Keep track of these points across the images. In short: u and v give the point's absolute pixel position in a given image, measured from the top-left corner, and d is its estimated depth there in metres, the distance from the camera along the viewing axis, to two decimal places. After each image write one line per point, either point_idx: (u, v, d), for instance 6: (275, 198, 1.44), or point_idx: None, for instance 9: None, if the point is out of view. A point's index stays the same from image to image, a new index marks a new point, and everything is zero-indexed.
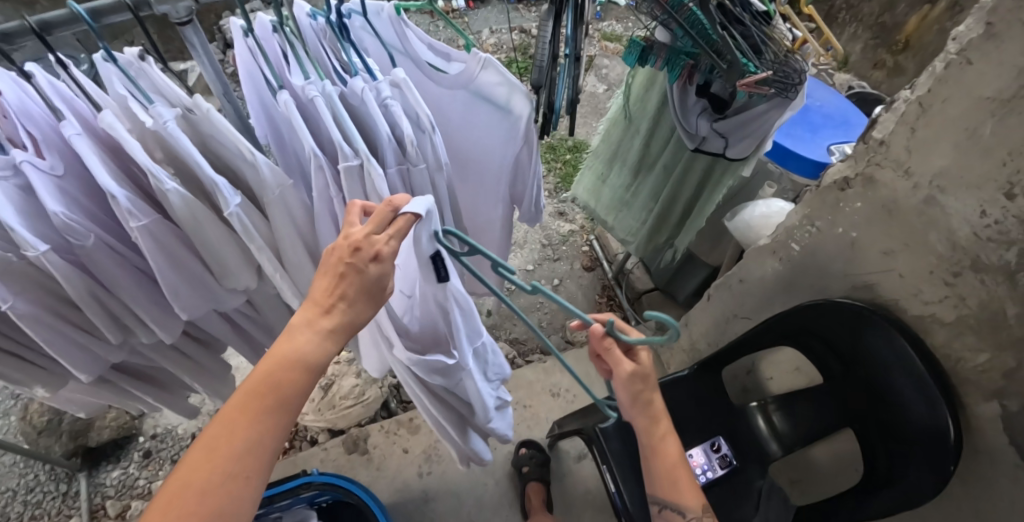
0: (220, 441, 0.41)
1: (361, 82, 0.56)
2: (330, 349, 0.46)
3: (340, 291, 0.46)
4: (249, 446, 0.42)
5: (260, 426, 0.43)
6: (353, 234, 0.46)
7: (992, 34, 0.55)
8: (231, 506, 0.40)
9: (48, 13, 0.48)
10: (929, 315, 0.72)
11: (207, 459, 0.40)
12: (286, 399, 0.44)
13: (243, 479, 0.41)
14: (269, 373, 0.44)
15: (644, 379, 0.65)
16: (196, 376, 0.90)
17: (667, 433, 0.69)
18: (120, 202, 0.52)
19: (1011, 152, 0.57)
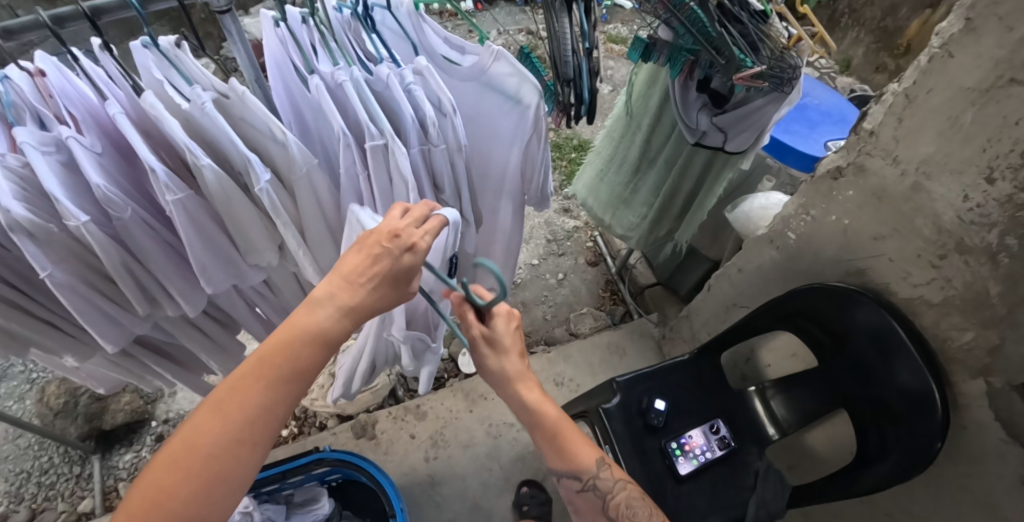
0: (232, 403, 0.43)
1: (386, 69, 0.61)
2: (348, 327, 0.48)
3: (371, 273, 0.49)
4: (260, 412, 0.44)
5: (272, 393, 0.45)
6: (395, 224, 0.50)
7: (971, 28, 0.58)
8: (235, 466, 0.43)
9: (101, 0, 0.53)
10: (917, 297, 0.75)
11: (217, 417, 0.43)
12: (300, 371, 0.46)
13: (249, 443, 0.43)
14: (285, 343, 0.45)
15: (495, 343, 0.66)
16: (214, 355, 0.95)
17: (539, 402, 0.68)
18: (159, 176, 0.57)
19: (990, 139, 0.60)
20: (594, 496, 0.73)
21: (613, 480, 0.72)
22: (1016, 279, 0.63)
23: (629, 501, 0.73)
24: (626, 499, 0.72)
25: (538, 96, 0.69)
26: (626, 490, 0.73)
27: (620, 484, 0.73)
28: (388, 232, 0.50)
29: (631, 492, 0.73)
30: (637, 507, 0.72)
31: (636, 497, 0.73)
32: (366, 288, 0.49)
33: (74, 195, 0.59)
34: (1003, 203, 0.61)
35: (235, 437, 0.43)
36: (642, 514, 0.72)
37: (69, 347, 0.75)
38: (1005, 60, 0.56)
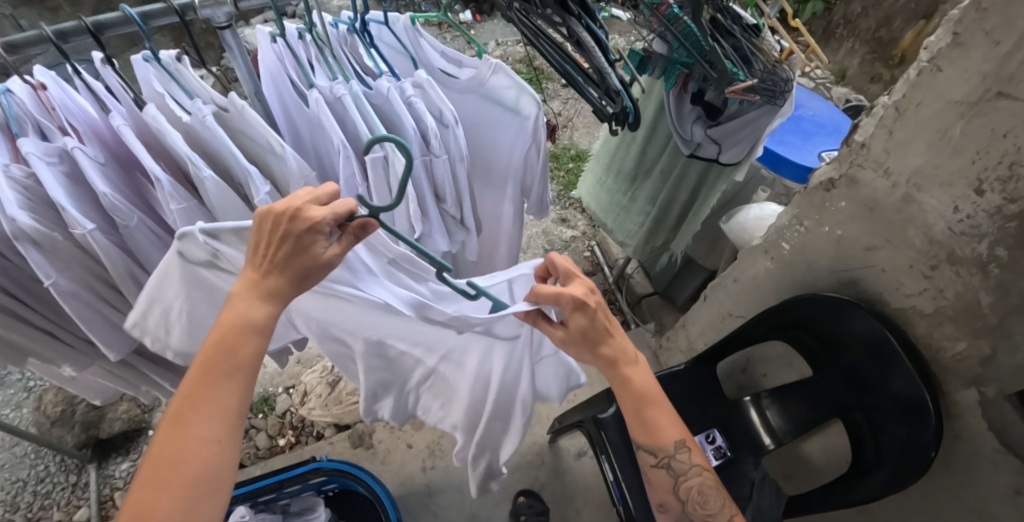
0: (186, 412, 0.44)
1: (386, 83, 0.62)
2: (274, 311, 0.47)
3: (277, 257, 0.46)
4: (214, 411, 0.45)
5: (221, 390, 0.45)
6: (288, 203, 0.46)
7: (958, 43, 0.59)
8: (210, 468, 0.44)
9: (105, 15, 0.53)
10: (909, 307, 0.76)
11: (176, 432, 0.43)
12: (241, 363, 0.46)
13: (214, 442, 0.44)
14: (218, 346, 0.46)
15: (581, 308, 0.55)
16: None
17: (626, 372, 0.61)
18: (163, 185, 0.57)
19: (979, 151, 0.61)
20: (666, 474, 0.68)
21: (690, 464, 0.67)
22: (1006, 289, 0.63)
23: (701, 488, 0.68)
24: (700, 485, 0.68)
25: (536, 106, 0.69)
26: (701, 477, 0.68)
27: (698, 469, 0.67)
28: (280, 209, 0.46)
29: (705, 479, 0.68)
30: (711, 496, 0.68)
31: (709, 483, 0.68)
32: (278, 270, 0.47)
33: (80, 204, 0.59)
34: (992, 214, 0.62)
35: (197, 442, 0.43)
36: (714, 503, 0.67)
37: (68, 357, 0.75)
38: (992, 73, 0.57)
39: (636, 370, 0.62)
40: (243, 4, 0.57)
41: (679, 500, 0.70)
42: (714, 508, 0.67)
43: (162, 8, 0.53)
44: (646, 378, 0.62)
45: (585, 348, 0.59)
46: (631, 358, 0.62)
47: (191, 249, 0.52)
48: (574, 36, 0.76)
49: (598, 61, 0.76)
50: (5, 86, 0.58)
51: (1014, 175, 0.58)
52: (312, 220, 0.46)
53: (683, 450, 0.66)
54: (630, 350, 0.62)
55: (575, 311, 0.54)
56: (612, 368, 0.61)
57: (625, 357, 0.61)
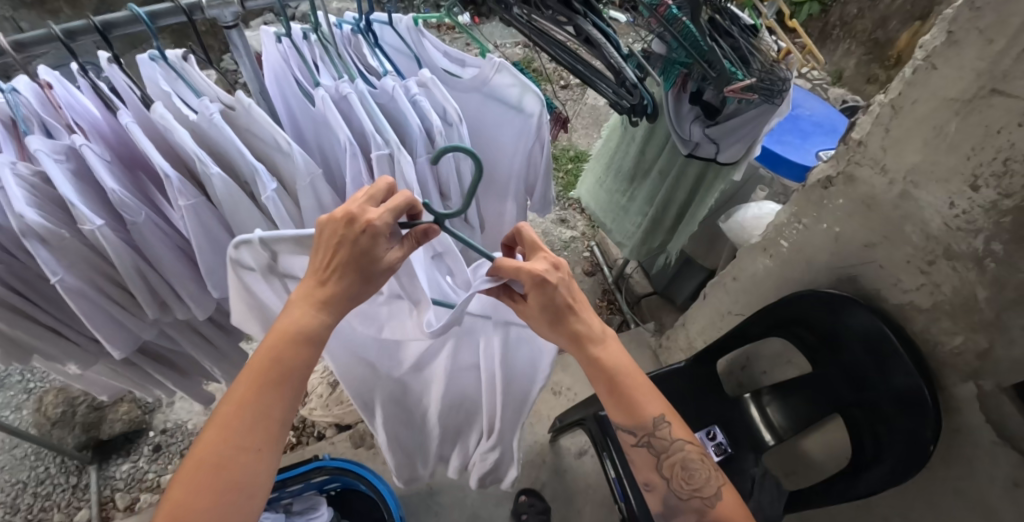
0: (231, 416, 0.45)
1: (391, 81, 0.63)
2: (325, 321, 0.49)
3: (337, 263, 0.47)
4: (257, 418, 0.46)
5: (266, 398, 0.47)
6: (350, 208, 0.47)
7: (953, 41, 0.60)
8: (246, 475, 0.45)
9: (112, 14, 0.54)
10: (907, 302, 0.77)
11: (222, 433, 0.45)
12: (289, 372, 0.48)
13: (254, 449, 0.45)
14: (272, 353, 0.47)
15: (540, 284, 0.52)
16: (216, 363, 0.95)
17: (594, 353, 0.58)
18: (171, 182, 0.58)
19: (975, 147, 0.62)
20: (649, 451, 0.68)
21: (671, 439, 0.66)
22: (1002, 283, 0.64)
23: (685, 463, 0.67)
24: (683, 460, 0.67)
25: (540, 103, 0.70)
26: (685, 451, 0.66)
27: (680, 443, 0.66)
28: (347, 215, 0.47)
29: (689, 453, 0.67)
30: (696, 469, 0.67)
31: (694, 456, 0.67)
32: (333, 279, 0.48)
33: (86, 201, 0.60)
34: (988, 210, 0.63)
35: (239, 446, 0.45)
36: (699, 477, 0.66)
37: (72, 355, 0.75)
38: (986, 71, 0.58)
39: (604, 348, 0.59)
40: (249, 4, 0.58)
41: (665, 476, 0.70)
42: (700, 481, 0.66)
43: (169, 7, 0.53)
44: (616, 354, 0.60)
45: (548, 328, 0.56)
46: (597, 335, 0.59)
47: (247, 256, 0.51)
48: (583, 32, 0.78)
49: (611, 56, 0.78)
50: (11, 86, 0.59)
51: (1009, 171, 0.59)
52: (376, 228, 0.47)
53: (663, 424, 0.64)
54: (596, 327, 0.59)
55: (535, 289, 0.53)
56: (579, 347, 0.58)
57: (591, 335, 0.59)
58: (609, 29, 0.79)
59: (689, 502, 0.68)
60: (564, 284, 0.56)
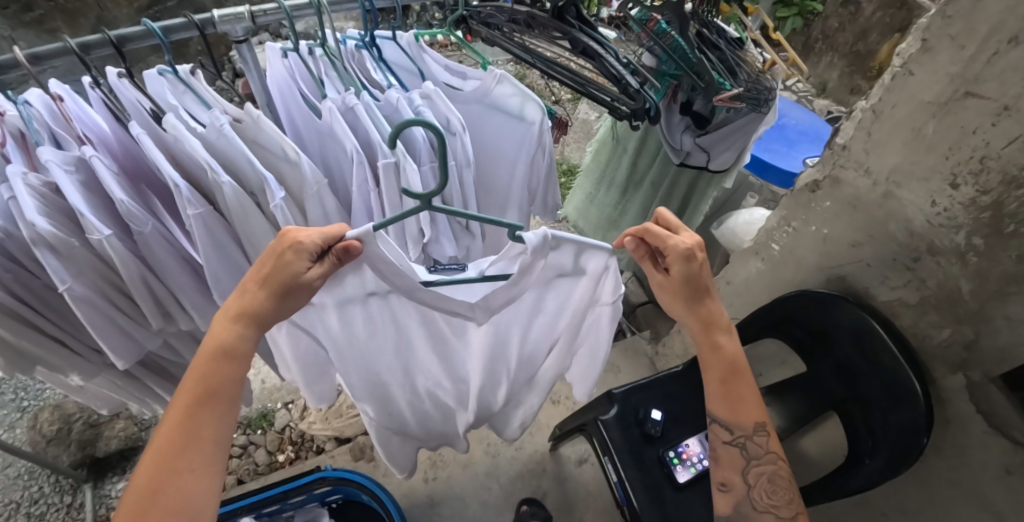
0: (166, 441, 0.50)
1: (397, 92, 0.65)
2: (249, 336, 0.54)
3: (261, 280, 0.53)
4: (191, 440, 0.51)
5: (197, 420, 0.51)
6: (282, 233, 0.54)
7: (927, 48, 0.65)
8: (184, 496, 0.49)
9: (127, 29, 0.56)
10: (895, 299, 0.79)
11: (156, 459, 0.49)
12: (216, 391, 0.53)
13: (188, 470, 0.50)
14: (197, 374, 0.52)
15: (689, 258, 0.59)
16: None
17: (722, 341, 0.67)
18: (182, 191, 0.60)
19: (951, 147, 0.65)
20: (739, 453, 0.71)
21: (765, 449, 0.70)
22: (984, 275, 0.66)
23: (772, 476, 0.70)
24: (771, 472, 0.70)
25: (541, 113, 0.72)
26: (776, 465, 0.70)
27: (772, 456, 0.70)
28: (278, 233, 0.54)
29: (778, 468, 0.70)
30: (781, 485, 0.69)
31: (783, 475, 0.70)
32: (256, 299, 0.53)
33: (95, 211, 0.63)
34: (967, 206, 0.66)
35: (179, 468, 0.49)
36: (784, 495, 0.68)
37: (75, 365, 0.78)
38: (959, 75, 0.62)
39: (728, 338, 0.67)
40: (260, 20, 0.59)
41: (745, 482, 0.71)
42: (781, 499, 0.68)
43: (184, 23, 0.56)
44: (735, 348, 0.68)
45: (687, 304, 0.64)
46: (725, 325, 0.67)
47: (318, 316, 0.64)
48: (579, 44, 0.80)
49: (611, 64, 0.78)
50: (23, 98, 0.61)
51: (985, 168, 0.62)
52: (297, 242, 0.52)
53: (762, 432, 0.69)
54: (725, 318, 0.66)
55: (682, 261, 0.59)
56: (706, 331, 0.66)
57: (719, 323, 0.66)
58: (605, 39, 0.80)
59: (761, 515, 0.68)
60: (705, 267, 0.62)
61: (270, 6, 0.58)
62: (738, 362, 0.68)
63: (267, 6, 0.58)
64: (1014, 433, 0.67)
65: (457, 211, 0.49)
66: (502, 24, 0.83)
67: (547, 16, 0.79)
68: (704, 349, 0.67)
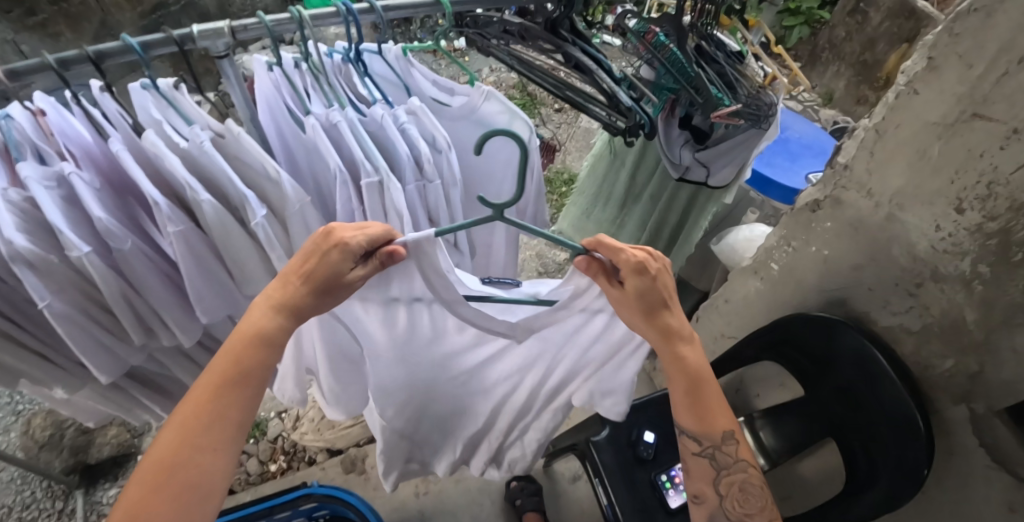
0: (191, 416, 0.49)
1: (382, 109, 0.63)
2: (286, 326, 0.53)
3: (304, 271, 0.51)
4: (217, 418, 0.50)
5: (225, 399, 0.50)
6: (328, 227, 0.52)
7: (933, 67, 0.62)
8: (202, 475, 0.48)
9: (106, 44, 0.55)
10: (897, 325, 0.76)
11: (180, 433, 0.48)
12: (248, 373, 0.52)
13: (210, 449, 0.49)
14: (230, 355, 0.51)
15: (640, 270, 0.52)
16: None
17: (682, 353, 0.58)
18: (161, 209, 0.58)
19: (958, 170, 0.63)
20: (709, 463, 0.67)
21: (734, 456, 0.66)
22: (990, 305, 0.64)
23: (744, 484, 0.67)
24: (742, 481, 0.67)
25: (530, 131, 0.69)
26: (747, 474, 0.67)
27: (742, 464, 0.67)
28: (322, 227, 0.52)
29: (749, 476, 0.67)
30: (754, 494, 0.66)
31: (753, 481, 0.67)
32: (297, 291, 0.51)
33: (76, 228, 0.62)
34: (973, 232, 0.63)
35: (197, 446, 0.48)
36: (754, 504, 0.66)
37: (58, 378, 0.77)
38: (967, 95, 0.59)
39: (690, 347, 0.58)
40: (241, 35, 0.57)
41: (717, 493, 0.68)
42: (754, 508, 0.65)
43: (163, 38, 0.54)
44: (701, 357, 0.59)
45: (643, 319, 0.55)
46: (686, 335, 0.58)
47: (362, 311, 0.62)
48: (572, 58, 0.77)
49: (603, 80, 0.76)
50: (6, 112, 0.59)
51: (992, 194, 0.60)
52: (342, 240, 0.50)
53: (732, 441, 0.65)
54: (686, 325, 0.58)
55: (635, 274, 0.52)
56: (667, 344, 0.57)
57: (681, 333, 0.58)
58: (599, 53, 0.79)
59: None
60: (663, 273, 0.55)
61: (251, 21, 0.57)
62: (703, 374, 0.60)
63: (247, 21, 0.56)
64: (1018, 469, 0.64)
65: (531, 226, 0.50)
66: (497, 35, 0.80)
67: (540, 28, 0.76)
68: (665, 362, 0.59)
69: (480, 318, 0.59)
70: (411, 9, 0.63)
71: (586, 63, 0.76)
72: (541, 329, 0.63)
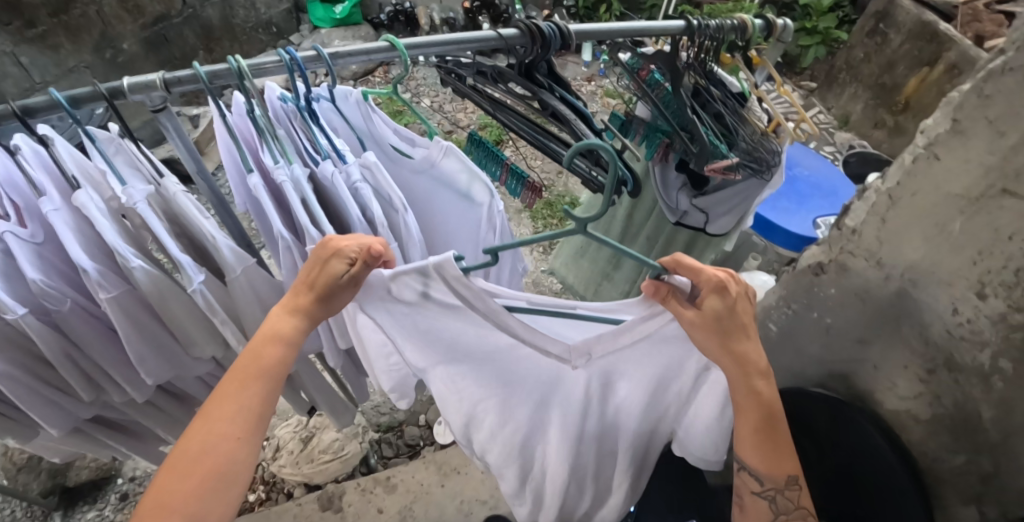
0: (214, 407, 0.47)
1: (332, 165, 0.58)
2: (306, 325, 0.52)
3: (312, 275, 0.52)
4: (240, 408, 0.48)
5: (248, 391, 0.49)
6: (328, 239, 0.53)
7: (958, 130, 0.55)
8: (224, 465, 0.45)
9: (31, 99, 0.51)
10: (904, 410, 0.69)
11: (203, 424, 0.46)
12: (270, 369, 0.50)
13: (232, 439, 0.46)
14: (245, 358, 0.50)
15: (719, 291, 0.51)
16: (158, 422, 0.92)
17: (758, 387, 0.53)
18: (90, 275, 0.55)
19: (981, 251, 0.55)
20: (767, 507, 0.58)
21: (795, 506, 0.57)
22: (1010, 405, 0.57)
23: None
24: None
25: (490, 193, 0.64)
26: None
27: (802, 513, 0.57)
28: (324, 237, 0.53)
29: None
30: None
31: None
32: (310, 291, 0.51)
33: (11, 288, 0.59)
34: (995, 322, 0.56)
35: (218, 435, 0.46)
36: None
37: (6, 428, 0.74)
38: (997, 167, 0.52)
39: (766, 382, 0.54)
40: (176, 88, 0.52)
41: None
42: None
43: (92, 93, 0.51)
44: (774, 393, 0.54)
45: (717, 343, 0.52)
46: (763, 369, 0.53)
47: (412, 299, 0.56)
48: (548, 106, 0.71)
49: (582, 131, 0.70)
50: None
51: (1020, 283, 0.52)
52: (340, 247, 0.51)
53: (796, 486, 0.57)
54: (764, 360, 0.54)
55: (715, 293, 0.51)
56: (742, 373, 0.53)
57: (758, 366, 0.53)
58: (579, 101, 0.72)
59: None
60: (741, 300, 0.53)
61: (185, 73, 0.52)
62: (776, 408, 0.55)
63: (180, 73, 0.51)
64: None
65: (611, 240, 0.47)
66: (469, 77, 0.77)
67: (514, 73, 0.71)
68: (738, 395, 0.54)
69: (527, 333, 0.58)
70: (364, 54, 0.57)
71: (564, 111, 0.70)
72: (598, 355, 0.59)
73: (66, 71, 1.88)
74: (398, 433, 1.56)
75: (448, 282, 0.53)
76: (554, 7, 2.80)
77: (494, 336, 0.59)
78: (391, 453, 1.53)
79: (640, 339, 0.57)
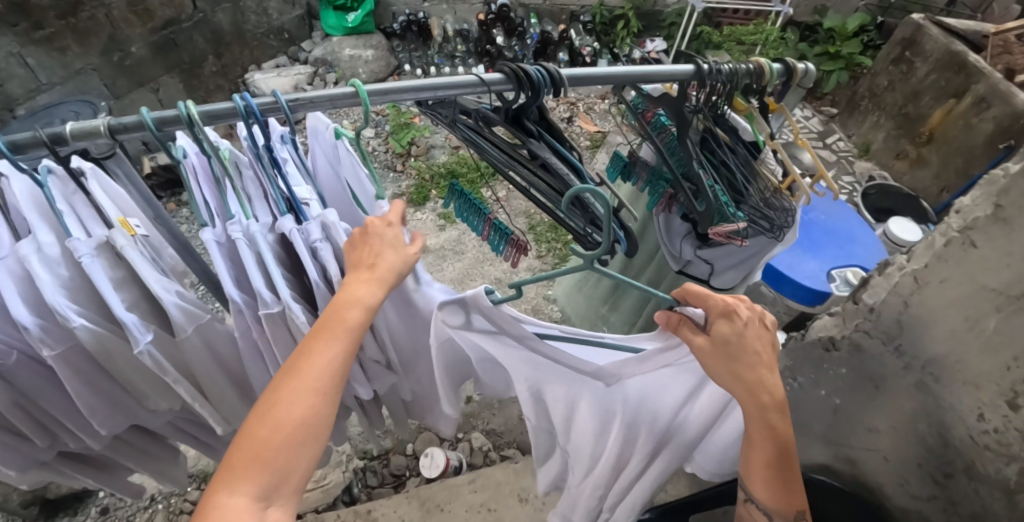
0: (301, 363, 0.45)
1: (290, 222, 0.53)
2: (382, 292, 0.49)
3: (378, 249, 0.50)
4: (325, 365, 0.45)
5: (333, 348, 0.46)
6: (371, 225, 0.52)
7: (1000, 218, 0.47)
8: (314, 419, 0.44)
9: None
10: (915, 509, 0.67)
11: (291, 378, 0.44)
12: (350, 328, 0.47)
13: (320, 394, 0.45)
14: (327, 316, 0.47)
15: (728, 316, 0.51)
16: (129, 457, 0.89)
17: (774, 422, 0.51)
18: (31, 332, 0.51)
19: (1017, 356, 0.49)
20: None
21: None
22: None
23: None
24: None
25: None
26: None
27: None
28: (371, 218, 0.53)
29: None
30: None
31: None
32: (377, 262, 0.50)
33: None
34: None
35: (306, 389, 0.44)
36: None
37: None
38: None
39: (781, 415, 0.52)
40: (123, 135, 0.49)
41: None
42: None
43: (33, 139, 0.47)
44: (787, 428, 0.53)
45: (727, 373, 0.51)
46: (778, 401, 0.51)
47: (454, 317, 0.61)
48: (539, 157, 0.66)
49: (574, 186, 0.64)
50: None
51: None
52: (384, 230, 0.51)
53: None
54: (780, 391, 0.51)
55: (723, 319, 0.50)
56: (755, 409, 0.51)
57: (774, 399, 0.51)
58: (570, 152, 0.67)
59: None
60: (753, 324, 0.52)
61: (131, 119, 0.48)
62: (788, 444, 0.54)
63: (126, 119, 0.48)
64: None
65: (614, 273, 0.54)
66: (452, 115, 0.69)
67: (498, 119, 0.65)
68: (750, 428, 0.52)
69: (558, 358, 0.62)
70: (330, 101, 0.52)
71: (554, 165, 0.65)
72: (626, 380, 0.63)
73: (73, 72, 1.86)
74: (384, 462, 1.51)
75: (488, 311, 0.58)
76: (570, 23, 2.75)
77: (530, 358, 0.64)
78: (375, 482, 1.47)
79: (662, 368, 0.61)
